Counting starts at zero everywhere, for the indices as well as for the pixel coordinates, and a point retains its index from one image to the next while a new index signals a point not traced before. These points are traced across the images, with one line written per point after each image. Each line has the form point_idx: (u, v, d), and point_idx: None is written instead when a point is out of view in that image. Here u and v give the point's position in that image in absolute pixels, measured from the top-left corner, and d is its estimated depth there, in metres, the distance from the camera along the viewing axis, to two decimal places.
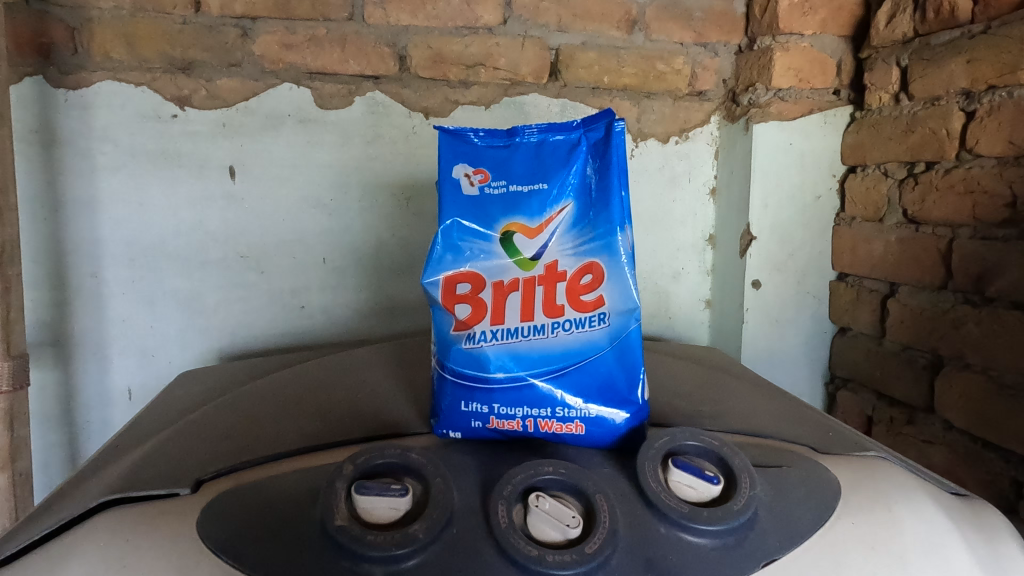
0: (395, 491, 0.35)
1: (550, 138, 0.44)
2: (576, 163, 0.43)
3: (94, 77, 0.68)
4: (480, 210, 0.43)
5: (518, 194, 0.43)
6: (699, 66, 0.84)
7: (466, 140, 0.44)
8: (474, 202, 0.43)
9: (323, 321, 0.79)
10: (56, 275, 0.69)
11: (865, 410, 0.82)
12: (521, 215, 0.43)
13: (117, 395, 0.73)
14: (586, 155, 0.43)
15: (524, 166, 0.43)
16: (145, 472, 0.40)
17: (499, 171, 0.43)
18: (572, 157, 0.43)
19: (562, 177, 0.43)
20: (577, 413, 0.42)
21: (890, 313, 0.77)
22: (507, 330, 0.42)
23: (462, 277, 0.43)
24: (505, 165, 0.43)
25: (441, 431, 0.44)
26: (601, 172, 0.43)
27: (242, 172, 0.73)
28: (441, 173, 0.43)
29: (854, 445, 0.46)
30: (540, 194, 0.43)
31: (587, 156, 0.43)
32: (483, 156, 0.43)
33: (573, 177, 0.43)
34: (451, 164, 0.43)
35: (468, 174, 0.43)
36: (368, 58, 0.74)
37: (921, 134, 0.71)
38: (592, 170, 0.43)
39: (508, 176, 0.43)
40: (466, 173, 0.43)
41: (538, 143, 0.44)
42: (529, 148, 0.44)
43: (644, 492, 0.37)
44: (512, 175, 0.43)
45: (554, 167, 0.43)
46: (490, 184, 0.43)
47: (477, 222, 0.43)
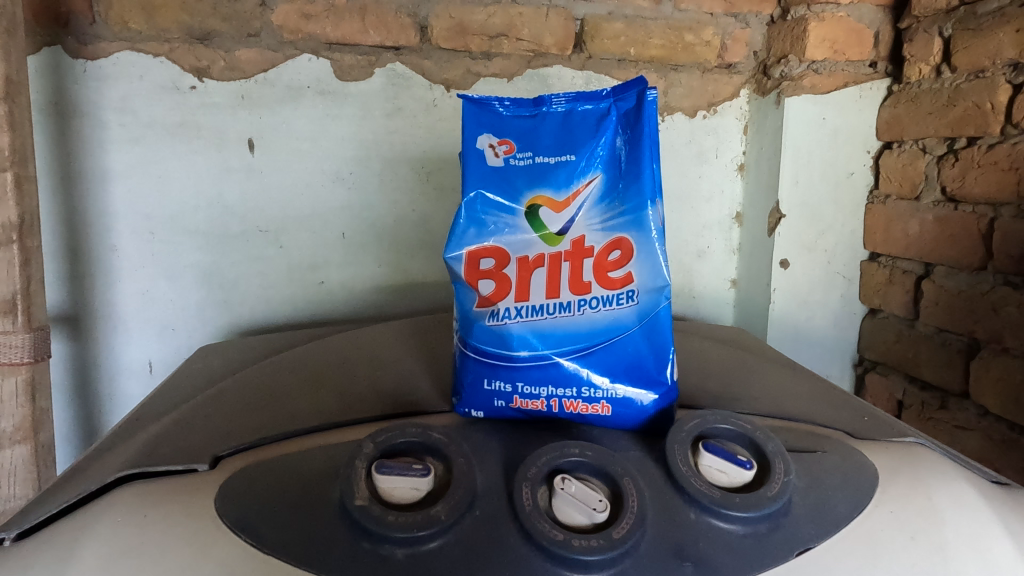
0: (416, 471, 0.34)
1: (578, 108, 0.42)
2: (606, 134, 0.41)
3: (112, 47, 0.67)
4: (504, 183, 0.41)
5: (545, 166, 0.41)
6: (729, 38, 0.81)
7: (491, 110, 0.42)
8: (499, 174, 0.41)
9: (342, 297, 0.78)
10: (76, 247, 0.69)
11: (895, 394, 0.80)
12: (547, 187, 0.41)
13: (138, 368, 0.73)
14: (616, 126, 0.41)
15: (551, 137, 0.42)
16: (164, 447, 0.39)
17: (525, 142, 0.42)
18: (602, 127, 0.41)
19: (591, 149, 0.41)
20: (603, 394, 0.41)
21: (924, 295, 0.74)
22: (531, 307, 0.41)
23: (486, 252, 0.41)
24: (531, 136, 0.42)
25: (463, 410, 0.43)
26: (632, 143, 0.41)
27: (261, 145, 0.72)
28: (465, 143, 0.42)
29: (890, 430, 0.44)
30: (567, 166, 0.41)
31: (617, 127, 0.41)
32: (508, 127, 0.42)
33: (602, 149, 0.41)
34: (475, 134, 0.42)
35: (493, 145, 0.41)
36: (388, 29, 0.73)
37: (964, 108, 0.68)
38: (622, 142, 0.41)
39: (534, 148, 0.42)
40: (491, 143, 0.41)
41: (566, 113, 0.42)
42: (556, 118, 0.42)
43: (673, 477, 0.36)
44: (539, 147, 0.42)
45: (582, 138, 0.41)
46: (515, 156, 0.41)
47: (502, 195, 0.41)
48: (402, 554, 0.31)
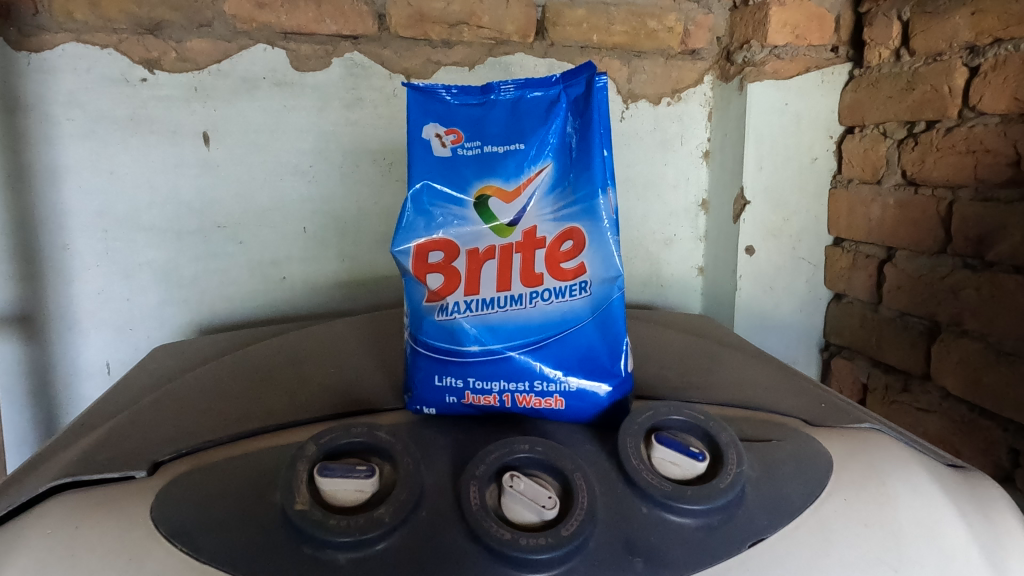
0: (360, 473, 0.33)
1: (528, 94, 0.41)
2: (555, 121, 0.40)
3: (56, 39, 0.64)
4: (452, 173, 0.40)
5: (494, 155, 0.40)
6: (692, 23, 0.81)
7: (438, 98, 0.41)
8: (446, 164, 0.40)
9: (305, 292, 0.77)
10: (25, 247, 0.66)
11: (860, 377, 0.80)
12: (496, 177, 0.40)
13: (95, 370, 0.71)
14: (566, 113, 0.40)
15: (499, 125, 0.41)
16: (104, 454, 0.38)
17: (473, 131, 0.41)
18: (551, 115, 0.40)
19: (541, 137, 0.40)
20: (556, 387, 0.40)
21: (887, 279, 0.74)
22: (482, 300, 0.40)
23: (435, 245, 0.40)
24: (479, 125, 0.41)
25: (415, 407, 0.41)
26: (582, 130, 0.40)
27: (216, 138, 0.70)
28: (410, 133, 0.41)
29: (847, 416, 0.44)
30: (517, 154, 0.40)
31: (567, 114, 0.40)
32: (455, 115, 0.41)
33: (552, 136, 0.40)
34: (421, 124, 0.40)
35: (439, 135, 0.40)
36: (345, 17, 0.71)
37: (922, 92, 0.68)
38: (572, 129, 0.40)
39: (482, 137, 0.40)
40: (437, 133, 0.40)
41: (514, 101, 0.41)
42: (505, 106, 0.41)
43: (625, 471, 0.35)
44: (487, 136, 0.40)
45: (532, 125, 0.40)
46: (463, 145, 0.40)
47: (450, 186, 0.40)
48: (345, 559, 0.30)
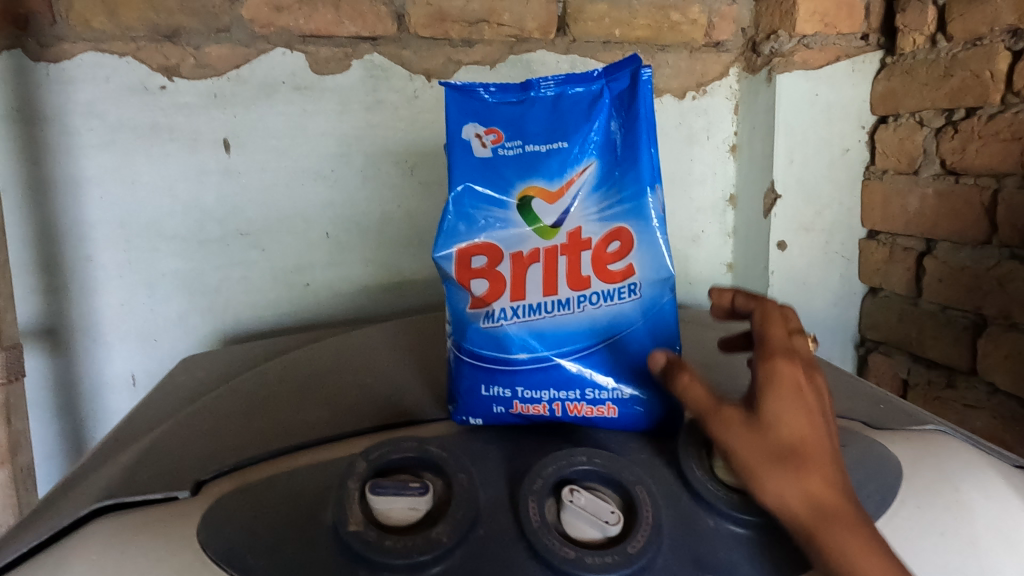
0: (414, 490, 0.31)
1: (569, 91, 0.40)
2: (599, 118, 0.39)
3: (75, 49, 0.63)
4: (494, 174, 0.39)
5: (536, 153, 0.39)
6: (716, 15, 0.79)
7: (476, 97, 0.40)
8: (487, 165, 0.39)
9: (330, 298, 0.76)
10: (49, 260, 0.66)
11: (900, 373, 0.78)
12: (539, 177, 0.39)
13: (120, 383, 0.71)
14: (609, 109, 0.39)
15: (541, 123, 0.39)
16: (144, 474, 0.37)
17: (514, 131, 0.39)
18: (594, 111, 0.39)
19: (584, 134, 0.39)
20: (608, 395, 0.38)
21: (927, 271, 0.72)
22: (528, 306, 0.38)
23: (477, 250, 0.39)
24: (519, 123, 0.39)
25: (460, 418, 0.40)
26: (627, 126, 0.39)
27: (237, 145, 0.69)
28: (449, 134, 0.39)
29: (908, 418, 0.42)
30: (560, 152, 0.39)
31: (610, 110, 0.39)
32: (495, 114, 0.39)
33: (596, 134, 0.39)
34: (460, 124, 0.39)
35: (479, 135, 0.39)
36: (364, 19, 0.69)
37: (961, 78, 0.66)
38: (616, 125, 0.39)
39: (523, 136, 0.39)
40: (477, 133, 0.39)
41: (555, 97, 0.40)
42: (546, 103, 0.40)
43: (688, 481, 0.34)
44: (529, 135, 0.39)
45: (574, 123, 0.39)
46: (504, 145, 0.39)
47: (491, 188, 0.39)
48: None
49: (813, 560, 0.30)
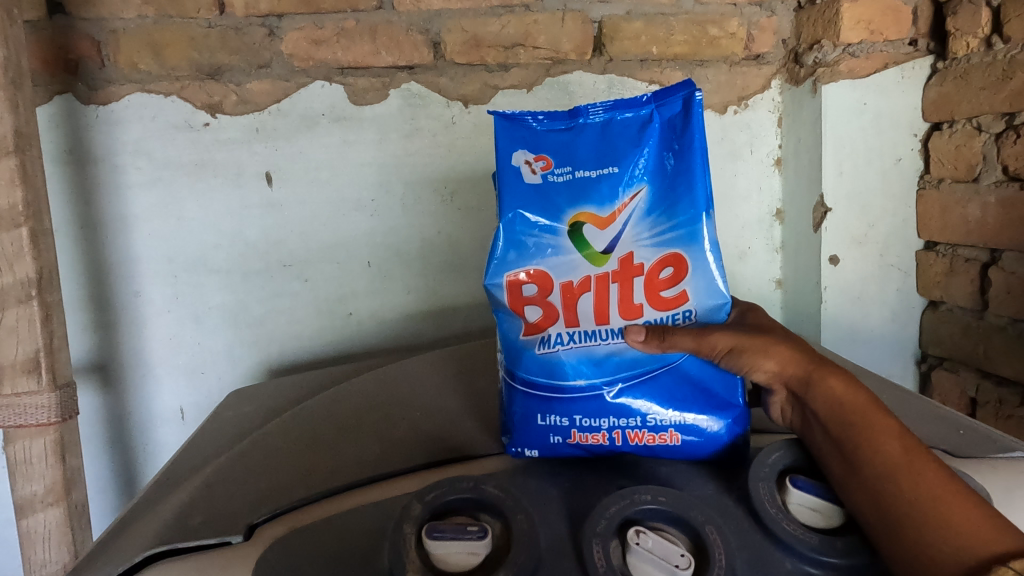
0: (472, 534, 0.30)
1: (619, 117, 0.38)
2: (651, 142, 0.38)
3: (123, 90, 0.65)
4: (543, 202, 0.38)
5: (587, 180, 0.38)
6: (756, 27, 0.77)
7: (524, 125, 0.39)
8: (537, 192, 0.38)
9: (373, 328, 0.75)
10: (101, 297, 0.67)
11: (967, 391, 0.74)
12: (591, 205, 0.37)
13: (170, 416, 0.72)
14: (661, 133, 0.38)
15: (590, 149, 0.38)
16: (196, 517, 0.36)
17: (563, 157, 0.38)
18: (645, 135, 0.38)
19: (635, 159, 0.38)
20: (671, 421, 0.37)
21: (992, 283, 0.69)
22: (583, 333, 0.37)
23: (528, 277, 0.38)
24: (568, 149, 0.38)
25: (516, 450, 0.38)
26: (680, 150, 0.38)
27: (279, 178, 0.70)
28: (498, 162, 0.38)
29: (992, 445, 0.40)
30: (612, 178, 0.37)
31: (662, 135, 0.38)
32: (543, 141, 0.38)
33: (648, 158, 0.38)
34: (508, 151, 0.38)
35: (528, 161, 0.38)
36: (400, 48, 0.69)
37: (1022, 80, 0.63)
38: (668, 150, 0.38)
39: (573, 163, 0.38)
40: (526, 160, 0.38)
41: (605, 122, 0.38)
42: (595, 129, 0.38)
43: (762, 518, 0.32)
44: (578, 160, 0.38)
45: (627, 149, 0.38)
46: (554, 172, 0.38)
47: (541, 215, 0.37)
48: None
49: (864, 504, 0.32)
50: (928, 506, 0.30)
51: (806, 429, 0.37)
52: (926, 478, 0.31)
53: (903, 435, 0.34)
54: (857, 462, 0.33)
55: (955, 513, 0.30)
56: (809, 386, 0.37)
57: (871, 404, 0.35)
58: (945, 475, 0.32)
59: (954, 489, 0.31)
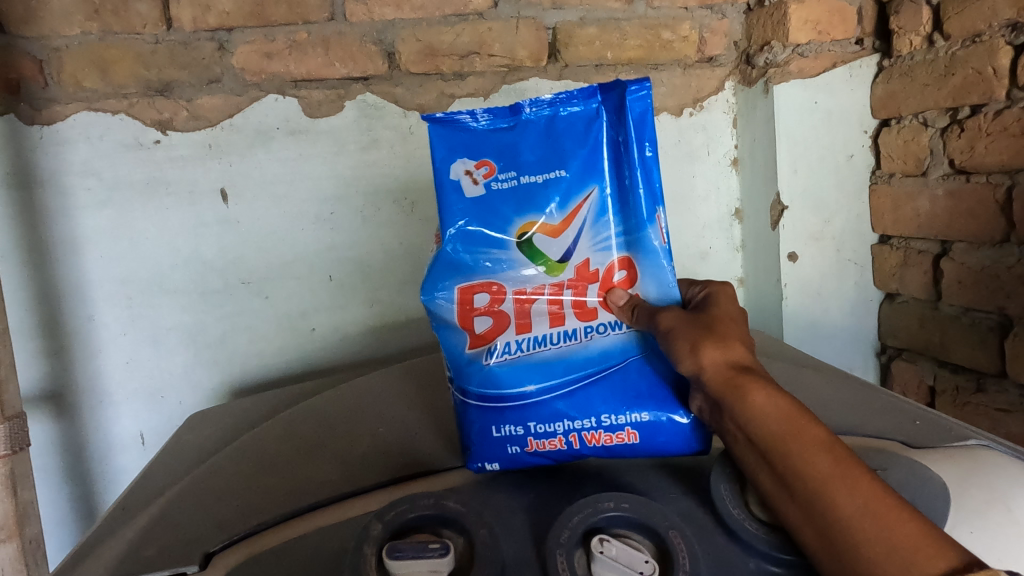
0: (434, 551, 0.30)
1: (561, 117, 0.39)
2: (595, 141, 0.39)
3: (67, 109, 0.63)
4: (491, 210, 0.38)
5: (532, 186, 0.38)
6: (708, 30, 0.78)
7: (464, 129, 0.39)
8: (483, 200, 0.38)
9: (337, 343, 0.74)
10: (51, 323, 0.65)
11: (925, 380, 0.76)
12: (539, 214, 0.38)
13: (129, 442, 0.70)
14: (604, 131, 0.39)
15: (534, 150, 0.39)
16: (151, 548, 0.35)
17: (506, 161, 0.39)
18: (589, 135, 0.39)
19: (580, 160, 0.39)
20: (626, 420, 0.37)
21: (944, 274, 0.71)
22: (534, 339, 0.38)
23: (479, 289, 0.38)
24: (512, 152, 0.39)
25: (475, 465, 0.38)
26: (624, 148, 0.39)
27: (234, 194, 0.68)
28: (439, 171, 0.38)
29: (948, 434, 0.40)
30: (557, 184, 0.38)
31: (605, 132, 0.39)
32: (485, 145, 0.39)
33: (593, 158, 0.39)
34: (449, 160, 0.38)
35: (470, 170, 0.38)
36: (354, 59, 0.68)
37: (963, 76, 0.65)
38: (613, 148, 0.39)
39: (517, 167, 0.39)
40: (468, 169, 0.38)
41: (547, 122, 0.39)
42: (538, 128, 0.39)
43: (724, 520, 0.32)
44: (523, 164, 0.39)
45: (571, 152, 0.39)
46: (498, 178, 0.38)
47: (489, 226, 0.38)
48: None
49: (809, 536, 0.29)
50: (865, 521, 0.28)
51: (731, 443, 0.34)
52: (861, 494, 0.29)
53: (830, 440, 0.32)
54: (789, 481, 0.31)
55: (894, 530, 0.28)
56: (728, 396, 0.34)
57: (795, 410, 0.33)
58: (881, 480, 0.30)
59: (891, 497, 0.29)
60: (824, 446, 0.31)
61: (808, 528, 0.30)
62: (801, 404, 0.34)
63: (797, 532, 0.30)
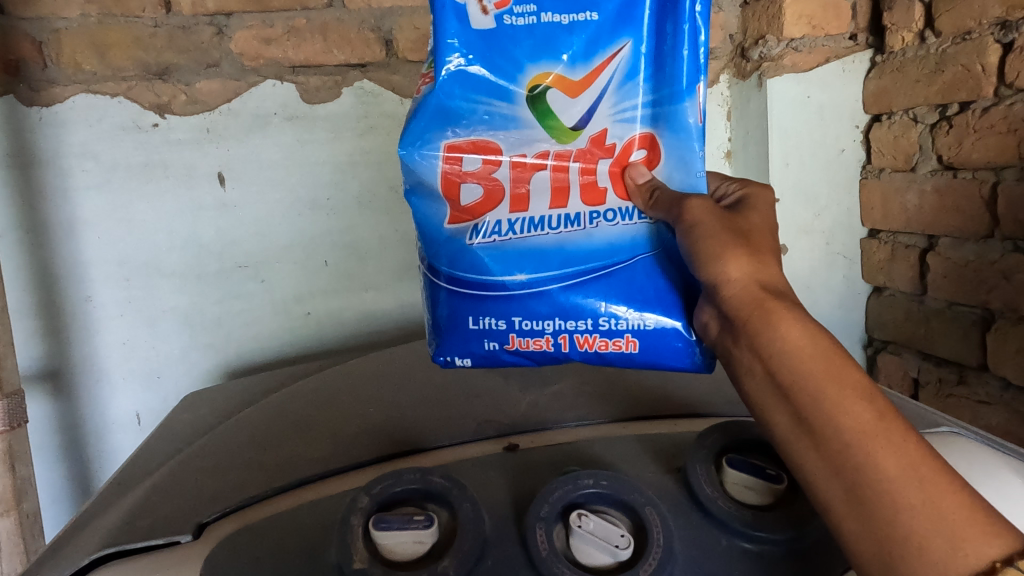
0: (419, 523, 0.31)
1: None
2: None
3: (66, 91, 0.64)
4: (506, 53, 0.41)
5: (551, 25, 0.40)
6: None
7: None
8: (493, 35, 0.40)
9: (331, 327, 0.75)
10: (50, 302, 0.66)
11: (910, 372, 0.77)
12: (552, 62, 0.41)
13: (125, 421, 0.71)
14: None
15: None
16: (146, 518, 0.36)
17: None
18: None
19: (610, 7, 0.40)
20: (625, 327, 0.40)
21: (930, 268, 0.72)
22: (529, 221, 0.41)
23: (472, 146, 0.41)
24: None
25: (449, 356, 0.43)
26: (661, 5, 0.40)
27: (232, 178, 0.69)
28: (452, 0, 0.40)
29: (921, 421, 0.42)
30: (578, 27, 0.40)
31: None
32: None
33: (625, 12, 0.40)
34: None
35: (484, 1, 0.40)
36: (352, 46, 0.69)
37: (953, 73, 0.66)
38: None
39: (537, 2, 0.40)
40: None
41: None
42: None
43: (698, 499, 0.34)
44: (546, 2, 0.40)
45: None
46: (513, 15, 0.40)
47: (500, 69, 0.41)
48: None
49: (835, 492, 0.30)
50: (909, 484, 0.28)
51: (755, 379, 0.35)
52: (899, 453, 0.29)
53: (869, 387, 0.31)
54: (822, 433, 0.31)
55: (935, 496, 0.28)
56: (764, 331, 0.34)
57: (833, 349, 0.33)
58: (921, 438, 0.30)
59: (931, 460, 0.29)
60: (863, 394, 0.31)
61: (833, 483, 0.30)
62: (838, 343, 0.33)
63: (822, 487, 0.31)
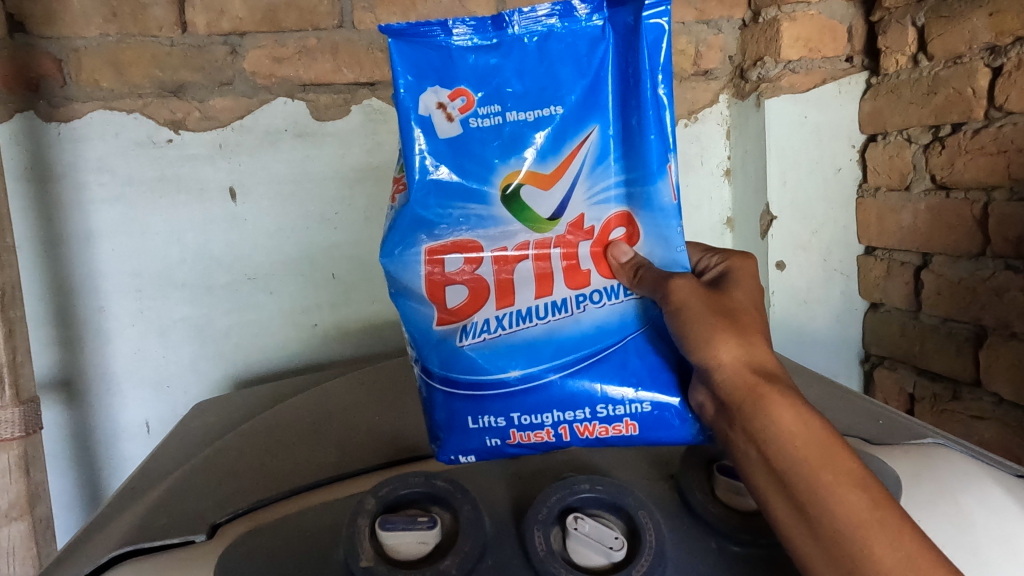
0: (422, 524, 0.32)
1: (550, 41, 0.40)
2: (592, 74, 0.40)
3: (85, 108, 0.66)
4: (473, 151, 0.40)
5: (517, 123, 0.40)
6: (704, 45, 0.80)
7: (438, 55, 0.40)
8: (460, 135, 0.40)
9: (338, 339, 0.77)
10: (63, 312, 0.68)
11: (906, 387, 0.78)
12: (521, 158, 0.40)
13: (135, 430, 0.73)
14: (603, 60, 0.40)
15: (522, 82, 0.40)
16: (161, 519, 0.38)
17: (489, 96, 0.40)
18: (585, 69, 0.40)
19: (573, 97, 0.40)
20: (624, 411, 0.38)
21: (924, 285, 0.73)
22: (517, 312, 0.40)
23: (450, 247, 0.40)
24: (495, 84, 0.40)
25: (449, 457, 0.40)
26: (623, 87, 0.40)
27: (242, 192, 0.71)
28: (411, 105, 0.40)
29: (908, 433, 0.43)
30: (543, 121, 0.40)
31: (604, 62, 0.40)
32: (460, 76, 0.40)
33: (589, 99, 0.40)
34: (424, 94, 0.40)
35: (445, 104, 0.40)
36: (361, 65, 0.71)
37: (945, 95, 0.68)
38: (612, 84, 0.40)
39: (499, 99, 0.40)
40: (443, 103, 0.40)
41: (537, 47, 0.40)
42: (527, 51, 0.40)
43: (688, 504, 0.35)
44: (509, 98, 0.40)
45: (560, 84, 0.40)
46: (478, 113, 0.40)
47: (470, 166, 0.40)
48: None
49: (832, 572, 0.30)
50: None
51: (747, 466, 0.35)
52: (896, 544, 0.30)
53: (862, 474, 0.32)
54: (819, 518, 0.31)
55: None
56: (756, 415, 0.35)
57: (826, 437, 0.34)
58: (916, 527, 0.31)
59: (930, 552, 0.30)
60: (857, 482, 0.32)
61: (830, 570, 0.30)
62: (829, 428, 0.34)
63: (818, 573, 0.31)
